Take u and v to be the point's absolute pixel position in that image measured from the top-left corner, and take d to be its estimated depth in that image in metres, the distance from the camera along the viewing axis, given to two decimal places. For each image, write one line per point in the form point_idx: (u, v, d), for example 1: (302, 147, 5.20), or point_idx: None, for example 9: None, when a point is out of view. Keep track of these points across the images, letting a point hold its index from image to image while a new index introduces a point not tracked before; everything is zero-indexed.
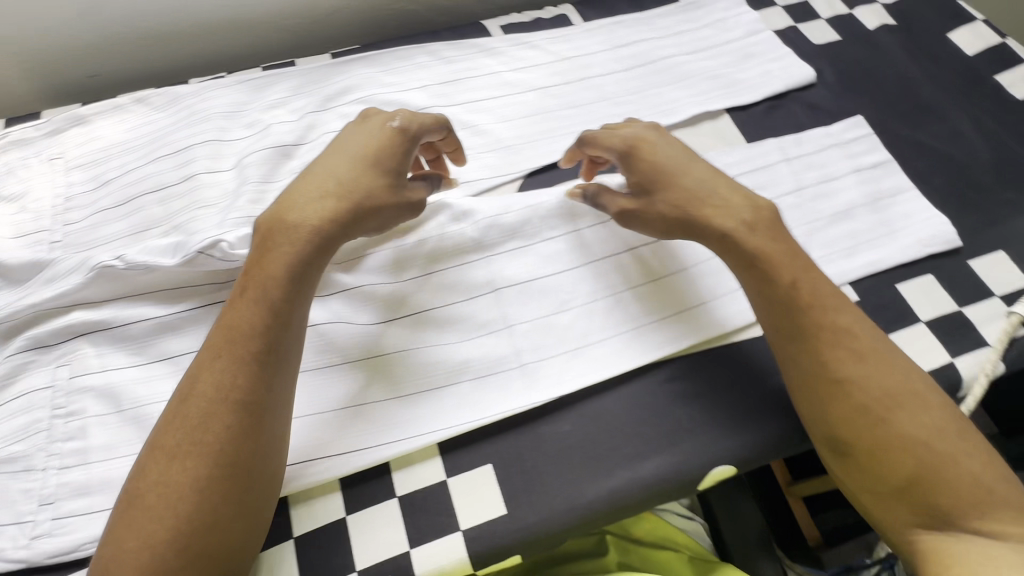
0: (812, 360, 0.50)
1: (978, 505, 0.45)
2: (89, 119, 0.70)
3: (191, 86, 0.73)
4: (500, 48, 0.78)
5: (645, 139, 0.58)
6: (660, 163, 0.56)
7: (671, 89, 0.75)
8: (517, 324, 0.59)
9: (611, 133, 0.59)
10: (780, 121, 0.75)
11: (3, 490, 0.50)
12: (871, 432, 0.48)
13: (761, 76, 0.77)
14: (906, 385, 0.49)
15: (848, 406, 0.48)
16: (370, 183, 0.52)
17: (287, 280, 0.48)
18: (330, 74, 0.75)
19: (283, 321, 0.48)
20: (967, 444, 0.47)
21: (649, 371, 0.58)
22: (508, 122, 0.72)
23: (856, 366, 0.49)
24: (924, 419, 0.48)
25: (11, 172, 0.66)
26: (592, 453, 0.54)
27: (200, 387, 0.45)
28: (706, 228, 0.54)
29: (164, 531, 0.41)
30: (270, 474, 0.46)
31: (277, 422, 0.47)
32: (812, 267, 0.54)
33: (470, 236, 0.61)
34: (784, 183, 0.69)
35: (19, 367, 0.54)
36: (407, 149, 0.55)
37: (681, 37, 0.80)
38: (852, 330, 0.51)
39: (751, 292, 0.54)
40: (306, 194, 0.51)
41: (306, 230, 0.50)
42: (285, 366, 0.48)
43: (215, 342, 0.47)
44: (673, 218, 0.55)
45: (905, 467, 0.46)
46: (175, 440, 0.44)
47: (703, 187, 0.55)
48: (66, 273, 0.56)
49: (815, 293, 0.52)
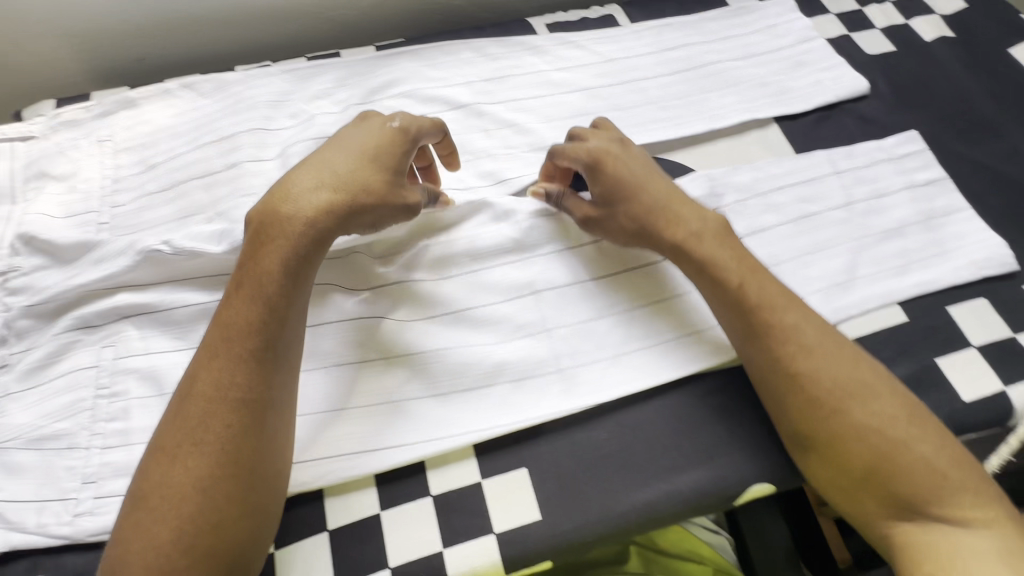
0: (767, 357, 0.51)
1: (935, 490, 0.46)
2: (138, 102, 0.71)
3: (237, 74, 0.73)
4: (545, 47, 0.77)
5: (609, 149, 0.59)
6: (620, 175, 0.57)
7: (718, 96, 0.74)
8: (557, 327, 0.58)
9: (577, 145, 0.59)
10: (830, 133, 0.73)
11: (46, 466, 0.50)
12: (827, 424, 0.48)
13: (811, 85, 0.75)
14: (857, 376, 0.50)
15: (805, 402, 0.49)
16: (366, 178, 0.52)
17: (283, 276, 0.49)
18: (375, 66, 0.75)
19: (279, 316, 0.48)
20: (921, 430, 0.48)
21: (687, 382, 0.57)
22: (551, 122, 0.71)
23: (807, 360, 0.50)
24: (875, 408, 0.48)
25: (61, 152, 0.67)
26: (628, 462, 0.53)
27: (199, 387, 0.46)
28: (660, 237, 0.56)
29: (169, 531, 0.41)
30: (272, 471, 0.46)
31: (276, 420, 0.47)
32: (758, 269, 0.55)
33: (511, 236, 0.61)
34: (833, 197, 0.67)
35: (65, 346, 0.55)
36: (407, 148, 0.55)
37: (730, 43, 0.79)
38: (800, 326, 0.51)
39: (705, 295, 0.55)
40: (299, 187, 0.51)
41: (299, 224, 0.50)
42: (282, 362, 0.48)
43: (212, 342, 0.47)
44: (633, 229, 0.57)
45: (863, 457, 0.47)
46: (176, 439, 0.44)
47: (658, 199, 0.57)
48: (114, 255, 0.57)
49: (765, 292, 0.53)
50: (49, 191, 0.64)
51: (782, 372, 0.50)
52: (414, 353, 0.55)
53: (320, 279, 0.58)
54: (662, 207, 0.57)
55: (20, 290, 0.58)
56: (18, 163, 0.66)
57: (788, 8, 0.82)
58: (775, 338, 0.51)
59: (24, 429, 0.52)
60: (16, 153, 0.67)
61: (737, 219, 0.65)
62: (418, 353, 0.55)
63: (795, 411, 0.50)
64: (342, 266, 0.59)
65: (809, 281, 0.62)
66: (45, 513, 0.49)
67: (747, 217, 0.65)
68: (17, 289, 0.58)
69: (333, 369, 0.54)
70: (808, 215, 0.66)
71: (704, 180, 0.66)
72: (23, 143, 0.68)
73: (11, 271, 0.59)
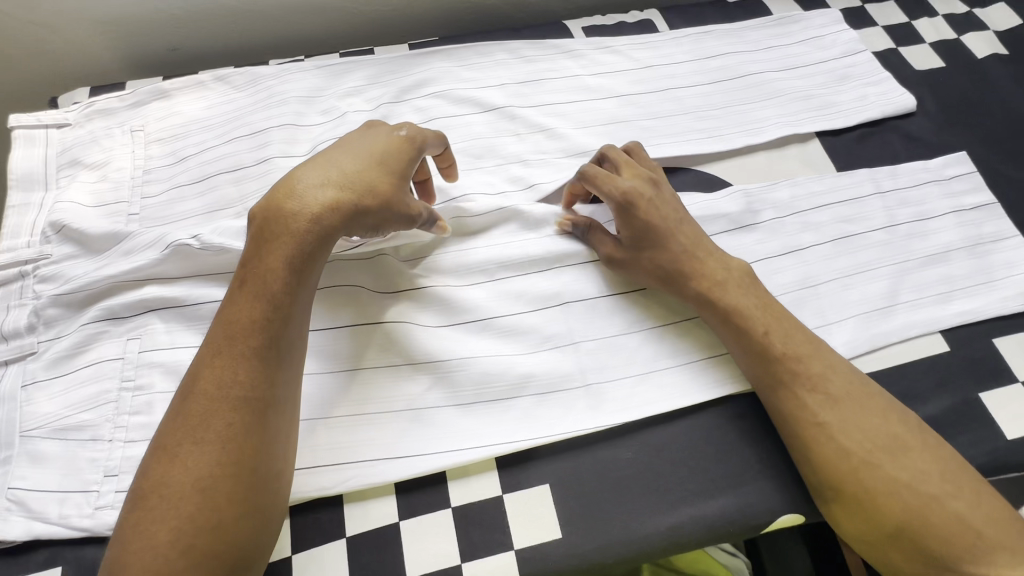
0: (793, 408, 0.50)
1: (969, 548, 0.43)
2: (171, 93, 0.71)
3: (270, 67, 0.72)
4: (581, 50, 0.76)
5: (639, 185, 0.57)
6: (648, 215, 0.56)
7: (758, 108, 0.72)
8: (584, 341, 0.57)
9: (608, 178, 0.56)
10: (873, 151, 0.71)
11: (69, 457, 0.50)
12: (853, 477, 0.46)
13: (855, 101, 0.73)
14: (885, 428, 0.47)
15: (831, 452, 0.47)
16: (374, 179, 0.49)
17: (288, 271, 0.46)
18: (408, 64, 0.73)
19: (284, 313, 0.45)
20: (956, 486, 0.45)
21: (716, 404, 0.56)
22: (585, 128, 0.70)
23: (833, 411, 0.48)
24: (905, 463, 0.46)
25: (95, 141, 0.67)
26: (653, 484, 0.52)
27: (200, 384, 0.43)
28: (684, 285, 0.55)
29: (166, 532, 0.39)
30: (275, 471, 0.43)
31: (280, 418, 0.44)
32: (784, 316, 0.53)
33: (542, 246, 0.60)
34: (875, 217, 0.65)
35: (91, 337, 0.55)
36: (414, 156, 0.52)
37: (772, 53, 0.77)
38: (827, 375, 0.50)
39: (727, 342, 0.54)
40: (306, 181, 0.47)
41: (304, 219, 0.46)
42: (285, 360, 0.45)
43: (214, 339, 0.45)
44: (655, 275, 0.56)
45: (891, 512, 0.45)
46: (176, 438, 0.42)
47: (681, 242, 0.56)
48: (142, 247, 0.57)
49: (790, 338, 0.51)
50: (81, 179, 0.64)
51: (806, 420, 0.49)
52: (438, 360, 0.54)
53: (347, 279, 0.57)
54: (686, 251, 0.55)
55: (50, 279, 0.58)
56: (52, 150, 0.67)
57: (834, 19, 0.80)
58: (799, 386, 0.50)
59: (49, 418, 0.52)
60: (50, 140, 0.67)
61: (774, 237, 0.63)
62: (442, 361, 0.54)
63: (816, 457, 0.48)
64: (369, 268, 0.58)
65: (848, 304, 0.59)
66: (67, 504, 0.49)
67: (785, 235, 0.63)
68: (47, 277, 0.58)
69: (356, 373, 0.54)
70: (848, 235, 0.63)
71: (741, 194, 0.64)
72: (57, 130, 0.68)
73: (42, 259, 0.59)
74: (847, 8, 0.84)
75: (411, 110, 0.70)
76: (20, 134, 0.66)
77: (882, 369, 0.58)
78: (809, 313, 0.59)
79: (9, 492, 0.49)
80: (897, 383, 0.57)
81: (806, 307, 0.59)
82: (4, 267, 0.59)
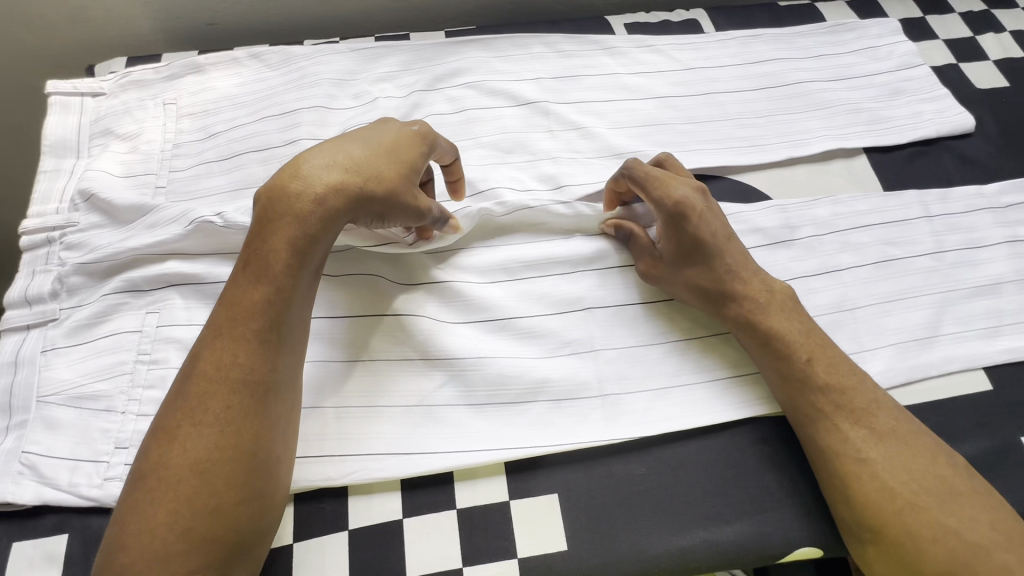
0: (834, 439, 0.48)
1: None
2: (205, 68, 0.71)
3: (305, 47, 0.72)
4: (622, 47, 0.73)
5: (692, 195, 0.53)
6: (699, 228, 0.53)
7: (804, 118, 0.69)
8: (604, 349, 0.55)
9: (661, 185, 0.53)
10: (923, 171, 0.67)
11: (83, 425, 0.51)
12: (897, 518, 0.44)
13: (908, 118, 0.69)
14: (930, 469, 0.46)
15: (873, 490, 0.45)
16: (381, 165, 0.47)
17: (291, 253, 0.44)
18: (443, 52, 0.72)
19: (286, 295, 0.44)
20: (1005, 538, 0.43)
21: (737, 425, 0.53)
22: (621, 129, 0.67)
23: (878, 447, 0.46)
24: (953, 508, 0.44)
25: (128, 111, 0.68)
26: (666, 503, 0.50)
27: (201, 367, 0.43)
28: (729, 304, 0.53)
29: (164, 514, 0.39)
30: (274, 456, 0.43)
31: (279, 403, 0.43)
32: (829, 345, 0.51)
33: (568, 249, 0.58)
34: (921, 242, 0.61)
35: (111, 307, 0.55)
36: (426, 150, 0.50)
37: (823, 62, 0.73)
38: (871, 410, 0.48)
39: (765, 368, 0.52)
40: (312, 162, 0.46)
41: (308, 200, 0.44)
42: (287, 343, 0.44)
43: (217, 322, 0.44)
44: (698, 292, 0.54)
45: (935, 559, 0.43)
46: (175, 419, 0.41)
47: (727, 260, 0.53)
48: (167, 222, 0.56)
49: (835, 370, 0.50)
50: (113, 149, 0.65)
51: (849, 455, 0.47)
52: (452, 357, 0.53)
53: (367, 268, 0.56)
54: (730, 270, 0.53)
55: (75, 246, 0.58)
56: (86, 118, 0.67)
57: (891, 30, 0.76)
58: (842, 418, 0.48)
59: (66, 385, 0.52)
60: (85, 108, 0.67)
61: (811, 254, 0.60)
62: (456, 358, 0.53)
63: (854, 497, 0.46)
64: (389, 257, 0.57)
65: (885, 331, 0.56)
66: (77, 473, 0.49)
67: (823, 254, 0.60)
68: (72, 245, 0.58)
69: (369, 364, 0.53)
70: (891, 259, 0.60)
71: (779, 209, 0.62)
72: (93, 98, 0.68)
73: (69, 226, 0.59)
74: (905, 18, 0.80)
75: (443, 99, 0.68)
76: (56, 101, 0.67)
77: (917, 403, 0.55)
78: (843, 338, 0.56)
79: (22, 455, 0.49)
80: (933, 418, 0.54)
81: (841, 331, 0.56)
82: (32, 231, 0.59)
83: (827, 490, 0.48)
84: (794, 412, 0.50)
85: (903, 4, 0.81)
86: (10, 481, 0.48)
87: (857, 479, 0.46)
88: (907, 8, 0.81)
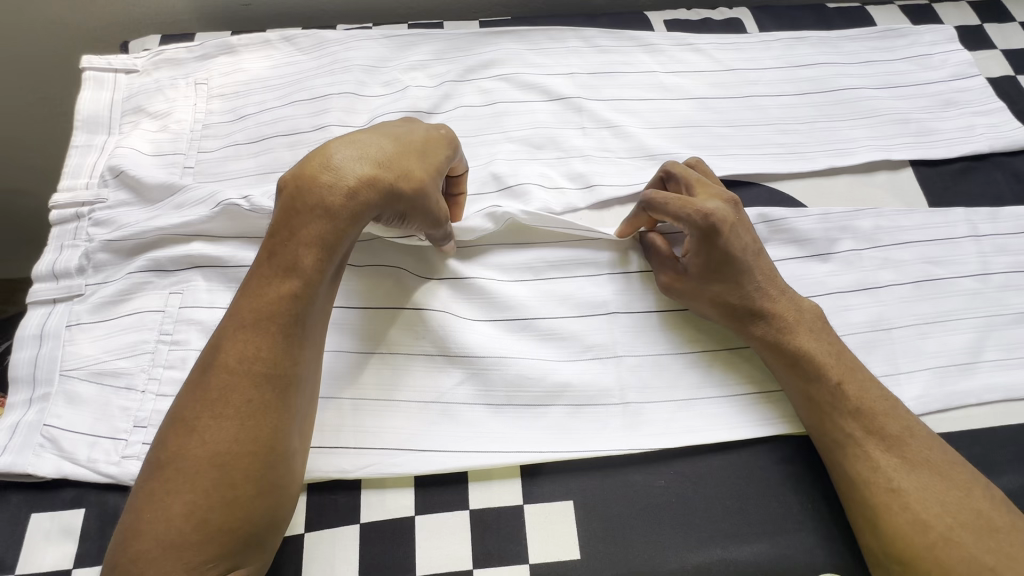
0: (866, 468, 0.46)
1: None
2: (238, 49, 0.70)
3: (337, 32, 0.71)
4: (661, 45, 0.71)
5: (723, 208, 0.51)
6: (730, 243, 0.50)
7: (848, 127, 0.66)
8: (628, 356, 0.53)
9: (685, 203, 0.50)
10: (972, 188, 0.64)
11: (104, 401, 0.51)
12: (931, 553, 0.42)
13: (960, 131, 0.66)
14: (966, 502, 0.44)
15: (907, 522, 0.43)
16: (412, 165, 0.47)
17: (319, 248, 0.43)
18: (476, 42, 0.70)
19: (311, 290, 0.43)
20: None
21: (761, 443, 0.52)
22: (655, 130, 0.65)
23: (910, 476, 0.45)
24: (990, 544, 0.42)
25: (159, 89, 0.67)
26: (684, 518, 0.49)
27: (221, 358, 0.42)
28: (755, 323, 0.51)
29: (182, 504, 0.38)
30: (292, 450, 0.42)
31: (300, 397, 0.43)
32: (862, 369, 0.50)
33: (593, 251, 0.57)
34: (967, 263, 0.58)
35: (136, 285, 0.55)
36: (451, 153, 0.51)
37: (870, 68, 0.70)
38: (904, 438, 0.46)
39: (792, 392, 0.50)
40: (343, 154, 0.44)
41: (339, 194, 0.43)
42: (308, 337, 0.44)
43: (238, 313, 0.43)
44: (726, 310, 0.52)
45: None
46: (195, 410, 0.41)
47: (756, 278, 0.51)
48: (194, 203, 0.56)
49: (866, 395, 0.48)
50: (143, 127, 0.65)
51: (878, 485, 0.45)
52: (472, 356, 0.52)
53: (390, 259, 0.55)
54: (759, 286, 0.51)
55: (103, 223, 0.58)
56: (118, 94, 0.67)
57: (946, 37, 0.72)
58: (872, 445, 0.46)
59: (88, 360, 0.52)
60: (118, 84, 0.68)
61: (848, 270, 0.57)
62: (477, 357, 0.52)
63: (883, 528, 0.44)
64: (412, 250, 0.56)
65: (923, 354, 0.54)
66: (96, 449, 0.49)
67: (861, 270, 0.57)
68: (100, 222, 0.59)
69: (388, 357, 0.52)
70: (933, 278, 0.57)
71: (818, 219, 0.59)
72: (125, 75, 0.68)
73: (97, 202, 0.60)
74: (961, 26, 0.76)
75: (475, 91, 0.67)
76: (90, 76, 0.67)
77: (953, 431, 0.52)
78: (878, 358, 0.54)
79: (44, 428, 0.50)
80: (969, 448, 0.52)
81: (875, 352, 0.54)
82: (62, 206, 0.60)
83: (853, 518, 0.46)
84: (818, 434, 0.49)
85: (959, 11, 0.77)
86: (31, 453, 0.49)
87: (890, 509, 0.44)
88: (963, 15, 0.77)
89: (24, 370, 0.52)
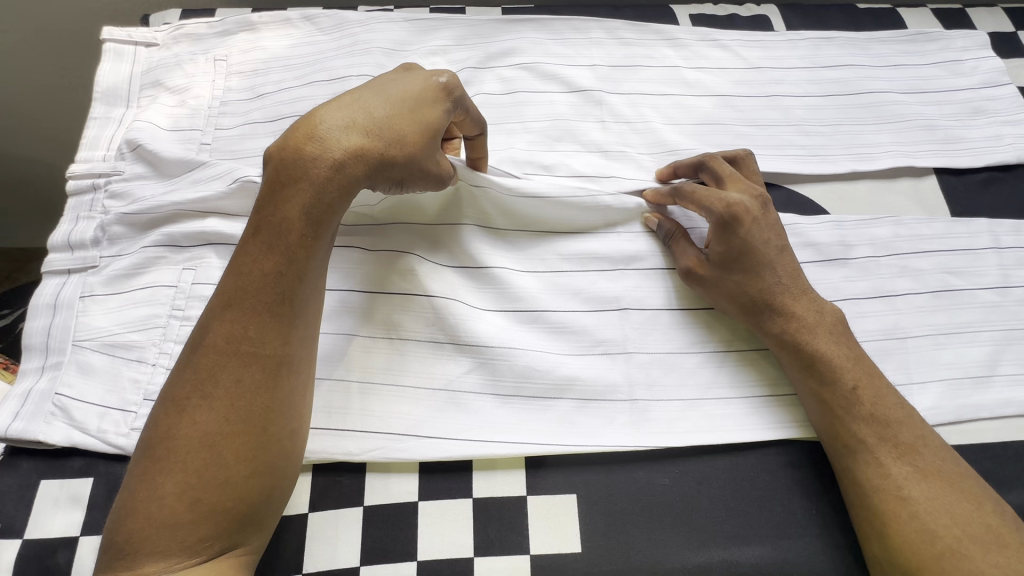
0: (876, 474, 0.45)
1: None
2: (258, 27, 0.69)
3: (358, 13, 0.70)
4: (685, 40, 0.70)
5: (748, 201, 0.51)
6: (750, 236, 0.51)
7: (874, 131, 0.65)
8: (638, 353, 0.53)
9: (712, 191, 0.52)
10: (996, 199, 0.63)
11: (115, 373, 0.51)
12: (935, 563, 0.42)
13: (987, 140, 0.65)
14: (977, 516, 0.43)
15: (914, 531, 0.43)
16: (404, 127, 0.45)
17: (305, 224, 0.43)
18: (498, 29, 0.70)
19: (300, 267, 0.43)
20: None
21: (769, 447, 0.51)
22: (676, 126, 0.64)
23: (921, 484, 0.44)
24: (998, 560, 0.41)
25: (179, 64, 0.67)
26: (686, 517, 0.49)
27: (210, 337, 0.42)
28: (772, 320, 0.50)
29: (173, 484, 0.39)
30: (288, 432, 0.42)
31: (294, 376, 0.43)
32: (876, 376, 0.49)
33: (609, 246, 0.56)
34: (987, 274, 0.57)
35: (150, 260, 0.55)
36: (449, 107, 0.48)
37: (898, 72, 0.69)
38: (917, 448, 0.46)
39: (804, 393, 0.50)
40: (328, 122, 0.44)
41: (325, 166, 0.43)
42: (299, 316, 0.43)
43: (227, 290, 0.43)
44: (743, 303, 0.51)
45: None
46: (186, 391, 0.41)
47: (777, 276, 0.51)
48: (210, 178, 0.56)
49: (879, 401, 0.47)
50: (161, 101, 0.65)
51: (887, 491, 0.45)
52: (479, 345, 0.51)
53: (404, 244, 0.54)
54: (781, 285, 0.51)
55: (119, 196, 0.59)
56: (137, 68, 0.67)
57: (980, 43, 0.71)
58: (883, 452, 0.46)
59: (100, 332, 0.53)
60: (137, 57, 0.67)
61: (865, 276, 0.56)
62: (486, 347, 0.51)
63: (890, 536, 0.44)
64: (427, 235, 0.55)
65: (938, 365, 0.53)
66: (106, 420, 0.50)
67: (878, 277, 0.57)
68: (116, 194, 0.59)
69: (397, 342, 0.52)
70: (951, 289, 0.56)
71: (837, 224, 0.58)
72: (145, 48, 0.68)
73: (114, 174, 0.60)
74: (995, 32, 0.74)
75: (494, 79, 0.66)
76: (110, 48, 0.67)
77: (964, 443, 0.52)
78: (891, 367, 0.53)
79: (55, 397, 0.50)
80: (979, 462, 0.51)
81: (888, 360, 0.53)
82: (79, 177, 0.60)
83: (859, 524, 0.46)
84: (828, 437, 0.48)
85: (993, 17, 0.76)
86: (43, 420, 0.50)
87: (898, 518, 0.44)
88: (998, 22, 0.75)
89: (38, 337, 0.53)
